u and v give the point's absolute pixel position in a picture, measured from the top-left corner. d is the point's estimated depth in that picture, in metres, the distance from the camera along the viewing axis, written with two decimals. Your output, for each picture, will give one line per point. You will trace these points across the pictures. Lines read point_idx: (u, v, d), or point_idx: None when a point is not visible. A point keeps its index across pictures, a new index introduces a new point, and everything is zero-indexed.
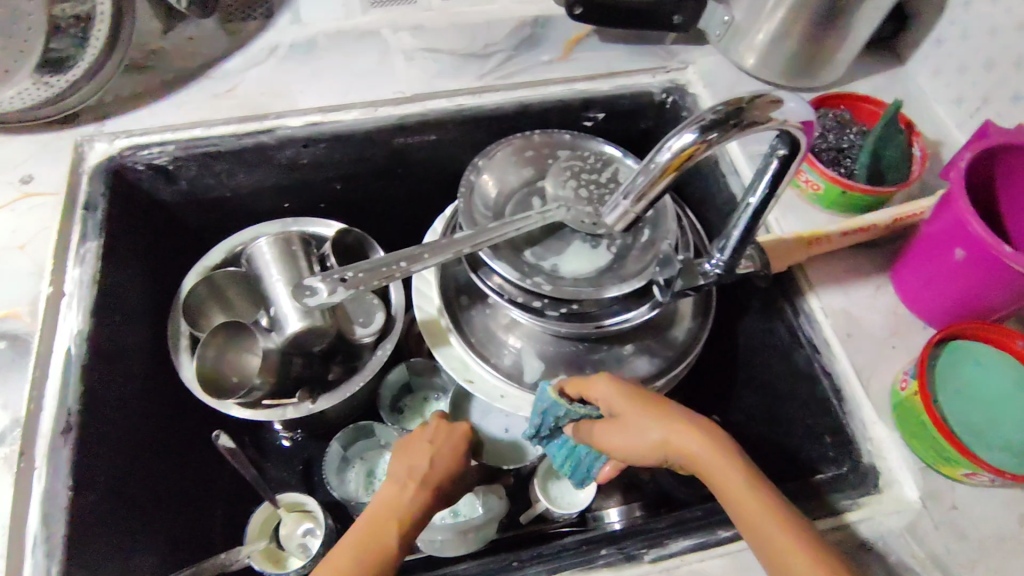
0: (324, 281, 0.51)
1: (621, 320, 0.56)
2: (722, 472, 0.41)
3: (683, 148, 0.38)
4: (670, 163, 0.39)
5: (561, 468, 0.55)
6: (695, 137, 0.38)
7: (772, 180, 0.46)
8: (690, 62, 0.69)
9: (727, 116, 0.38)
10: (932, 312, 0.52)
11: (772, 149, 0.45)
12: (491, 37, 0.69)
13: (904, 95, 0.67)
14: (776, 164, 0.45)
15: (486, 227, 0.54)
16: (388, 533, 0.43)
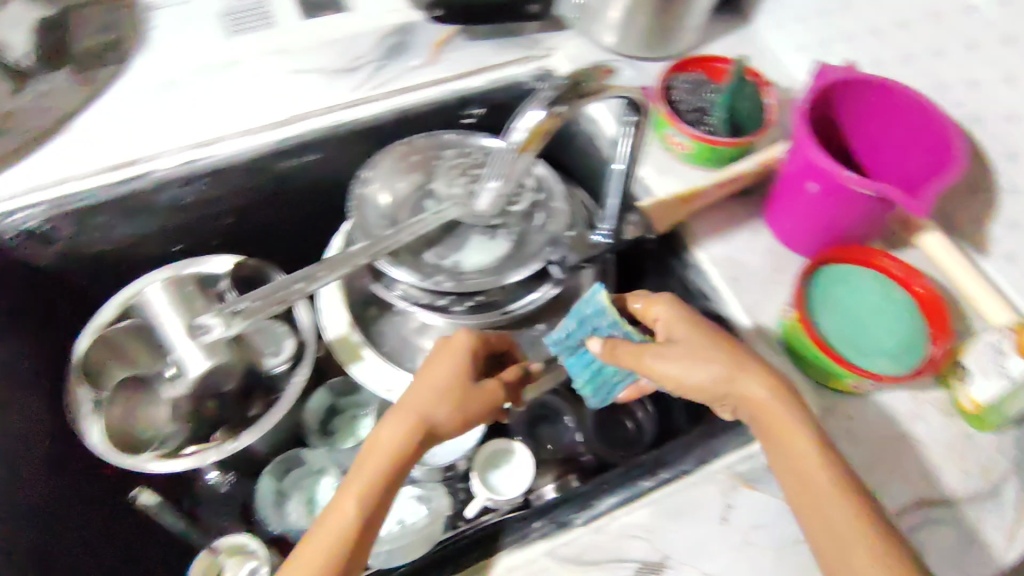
0: (220, 316, 0.51)
1: (526, 303, 0.58)
2: (790, 428, 0.44)
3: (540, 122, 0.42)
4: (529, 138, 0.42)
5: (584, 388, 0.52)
6: (548, 109, 0.42)
7: (634, 145, 0.52)
8: (555, 47, 0.72)
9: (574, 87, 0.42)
10: (803, 244, 0.56)
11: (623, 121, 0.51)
12: (358, 49, 0.69)
13: (754, 50, 0.72)
14: (632, 131, 0.51)
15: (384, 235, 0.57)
16: (359, 501, 0.44)
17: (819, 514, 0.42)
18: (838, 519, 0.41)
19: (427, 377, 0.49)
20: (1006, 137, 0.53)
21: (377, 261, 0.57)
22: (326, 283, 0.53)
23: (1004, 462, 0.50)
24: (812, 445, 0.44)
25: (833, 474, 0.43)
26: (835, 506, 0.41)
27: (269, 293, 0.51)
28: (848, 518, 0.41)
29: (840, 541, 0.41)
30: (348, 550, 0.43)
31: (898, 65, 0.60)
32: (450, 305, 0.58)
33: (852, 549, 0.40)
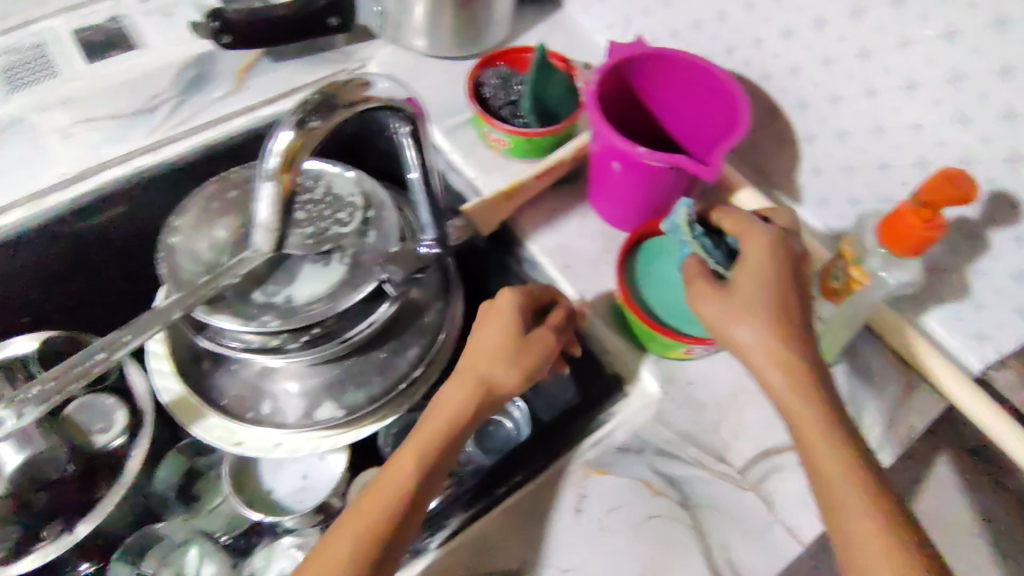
0: (7, 408, 0.47)
1: (366, 325, 0.57)
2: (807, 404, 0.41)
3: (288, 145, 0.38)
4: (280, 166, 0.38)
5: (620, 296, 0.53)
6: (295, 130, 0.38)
7: (417, 150, 0.52)
8: (368, 58, 0.69)
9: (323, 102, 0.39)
10: (629, 222, 0.57)
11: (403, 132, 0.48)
12: (154, 88, 0.65)
13: (567, 34, 0.72)
14: (408, 141, 0.51)
15: (197, 286, 0.53)
16: (411, 475, 0.43)
17: (835, 509, 0.39)
18: (843, 490, 0.38)
19: (494, 337, 0.48)
20: (792, 89, 0.55)
21: (196, 312, 0.54)
22: (129, 349, 0.52)
23: (839, 399, 0.52)
24: (818, 409, 0.40)
25: (837, 441, 0.40)
26: (836, 480, 0.39)
27: (64, 371, 0.49)
28: (847, 485, 0.38)
29: (838, 515, 0.38)
30: (389, 531, 0.41)
31: (692, 32, 0.61)
32: (284, 343, 0.54)
33: (851, 518, 0.38)
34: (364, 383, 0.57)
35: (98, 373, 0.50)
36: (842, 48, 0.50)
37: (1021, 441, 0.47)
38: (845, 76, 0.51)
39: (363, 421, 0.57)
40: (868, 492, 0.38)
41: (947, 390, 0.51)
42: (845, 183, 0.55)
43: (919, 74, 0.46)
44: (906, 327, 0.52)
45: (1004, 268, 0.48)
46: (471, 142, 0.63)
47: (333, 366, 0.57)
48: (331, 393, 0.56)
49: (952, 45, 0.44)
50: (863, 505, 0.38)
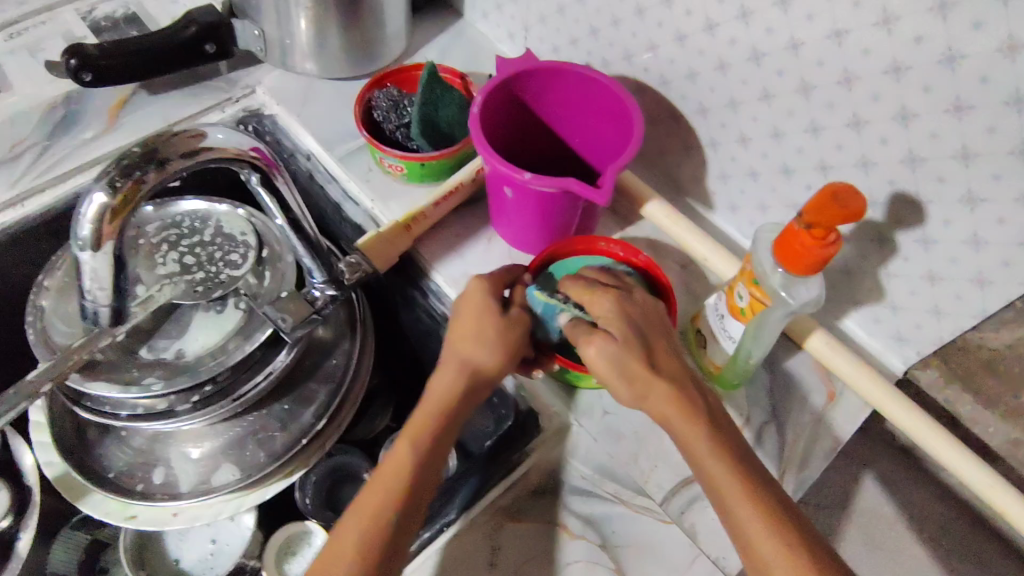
0: None
1: (264, 378, 0.52)
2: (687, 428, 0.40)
3: (103, 206, 0.35)
4: (99, 228, 0.36)
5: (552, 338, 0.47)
6: (107, 191, 0.35)
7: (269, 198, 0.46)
8: (255, 84, 0.65)
9: (144, 157, 0.36)
10: (535, 246, 0.54)
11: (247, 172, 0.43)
12: (17, 133, 0.59)
13: (467, 45, 0.68)
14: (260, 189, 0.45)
15: (67, 350, 0.48)
16: (402, 461, 0.41)
17: (737, 527, 0.37)
18: (738, 507, 0.37)
19: (464, 325, 0.45)
20: (692, 95, 0.53)
21: (68, 379, 0.49)
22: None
23: (761, 415, 0.50)
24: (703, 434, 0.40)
25: (721, 455, 0.39)
26: (729, 496, 0.38)
27: None
28: (739, 497, 0.38)
29: (745, 530, 0.37)
30: (387, 525, 0.39)
31: (589, 39, 0.58)
32: (172, 406, 0.49)
33: (742, 529, 0.37)
34: (266, 439, 0.53)
35: None
36: (735, 51, 0.48)
37: (946, 446, 0.46)
38: (741, 80, 0.49)
39: (267, 480, 0.53)
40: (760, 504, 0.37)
41: (869, 398, 0.49)
42: (753, 188, 0.53)
43: (812, 75, 0.45)
44: (822, 336, 0.50)
45: (914, 269, 0.47)
46: (369, 168, 0.60)
47: (232, 426, 0.53)
48: (231, 455, 0.52)
49: (840, 44, 0.42)
50: (753, 515, 0.37)
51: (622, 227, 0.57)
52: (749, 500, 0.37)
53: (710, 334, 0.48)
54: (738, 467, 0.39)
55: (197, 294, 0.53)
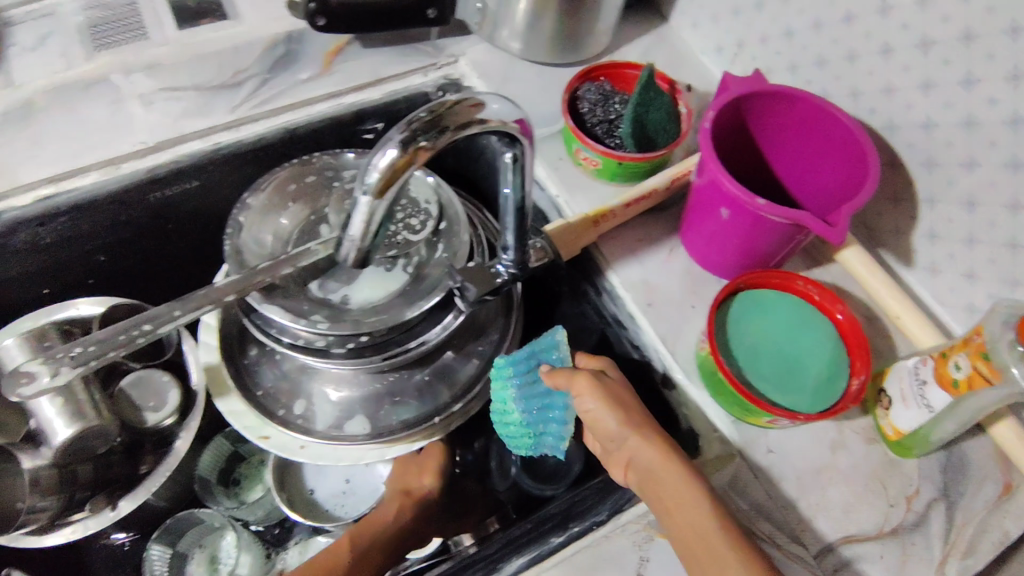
0: (46, 363, 0.46)
1: (416, 346, 0.54)
2: (677, 474, 0.42)
3: (387, 171, 0.34)
4: (383, 183, 0.35)
5: (528, 373, 0.51)
6: (398, 151, 0.34)
7: (515, 175, 0.43)
8: (460, 54, 0.67)
9: (432, 123, 0.34)
10: (722, 268, 0.53)
11: (500, 157, 0.42)
12: (240, 63, 0.63)
13: (671, 52, 0.68)
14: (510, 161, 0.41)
15: (254, 269, 0.52)
16: (382, 512, 0.57)
17: (702, 548, 0.39)
18: (703, 528, 0.39)
19: (413, 469, 0.60)
20: (921, 146, 0.50)
21: (249, 296, 0.52)
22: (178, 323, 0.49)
23: (928, 489, 0.47)
24: (673, 461, 0.42)
25: (694, 480, 0.41)
26: (706, 529, 0.39)
27: (111, 333, 0.47)
28: (703, 520, 0.40)
29: (714, 552, 0.38)
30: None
31: (813, 68, 0.56)
32: (328, 345, 0.52)
33: (712, 546, 0.39)
34: (408, 397, 0.55)
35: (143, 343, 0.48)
36: (992, 111, 0.45)
37: None
38: (988, 142, 0.46)
39: (393, 442, 0.54)
40: (727, 526, 0.39)
41: None
42: (965, 254, 0.50)
43: None
44: (1011, 424, 0.47)
45: None
46: (560, 156, 0.60)
47: (374, 379, 0.55)
48: (366, 407, 0.54)
49: None
50: (723, 534, 0.39)
51: (809, 266, 0.55)
52: (719, 516, 0.40)
53: (898, 397, 0.46)
54: (708, 490, 0.41)
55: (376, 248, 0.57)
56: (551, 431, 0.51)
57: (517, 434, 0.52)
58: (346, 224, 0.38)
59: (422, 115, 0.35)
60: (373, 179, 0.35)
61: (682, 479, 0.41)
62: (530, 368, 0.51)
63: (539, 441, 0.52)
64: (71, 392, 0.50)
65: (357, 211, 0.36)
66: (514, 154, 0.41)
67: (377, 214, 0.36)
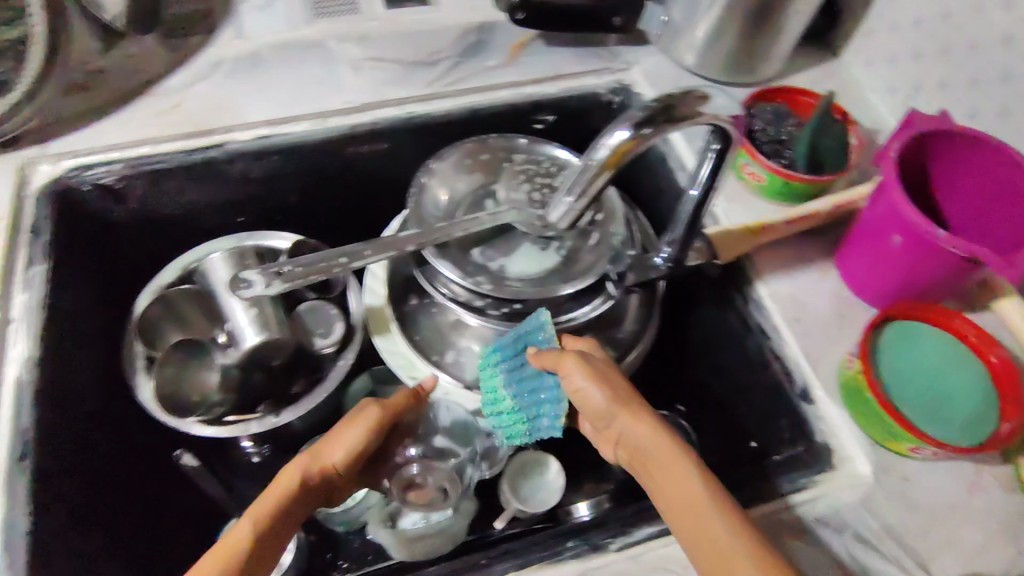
0: (260, 274, 0.54)
1: (565, 322, 0.57)
2: (661, 444, 0.46)
3: (616, 151, 0.38)
4: (610, 160, 0.39)
5: (514, 356, 0.55)
6: (628, 134, 0.38)
7: (712, 172, 0.49)
8: (634, 62, 0.70)
9: (661, 112, 0.38)
10: (876, 297, 0.55)
11: (704, 149, 0.49)
12: (438, 44, 0.68)
13: (840, 86, 0.69)
14: (713, 158, 0.48)
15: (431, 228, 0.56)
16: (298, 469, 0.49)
17: (691, 516, 0.41)
18: (694, 500, 0.42)
19: (330, 442, 0.53)
20: None
21: (425, 249, 0.57)
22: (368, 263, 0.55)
23: None
24: (652, 429, 0.47)
25: (678, 451, 0.45)
26: (692, 495, 0.42)
27: (313, 262, 0.53)
28: (691, 488, 0.42)
29: (702, 517, 0.41)
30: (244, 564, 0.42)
31: (996, 118, 0.57)
32: (486, 308, 0.57)
33: (704, 513, 0.41)
34: None
35: (337, 275, 0.54)
36: None
37: None
38: None
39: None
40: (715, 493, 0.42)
41: None
42: None
43: None
44: None
45: None
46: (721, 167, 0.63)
47: None
48: None
49: None
50: (712, 501, 0.41)
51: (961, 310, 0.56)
52: (708, 482, 0.42)
53: None
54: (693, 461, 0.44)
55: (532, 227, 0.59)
56: (545, 412, 0.55)
57: (510, 422, 0.55)
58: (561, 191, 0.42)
59: (653, 104, 0.39)
60: (602, 155, 0.39)
61: (677, 455, 0.45)
62: (516, 351, 0.55)
63: (533, 424, 0.55)
64: (261, 305, 0.57)
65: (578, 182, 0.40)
66: (717, 149, 0.48)
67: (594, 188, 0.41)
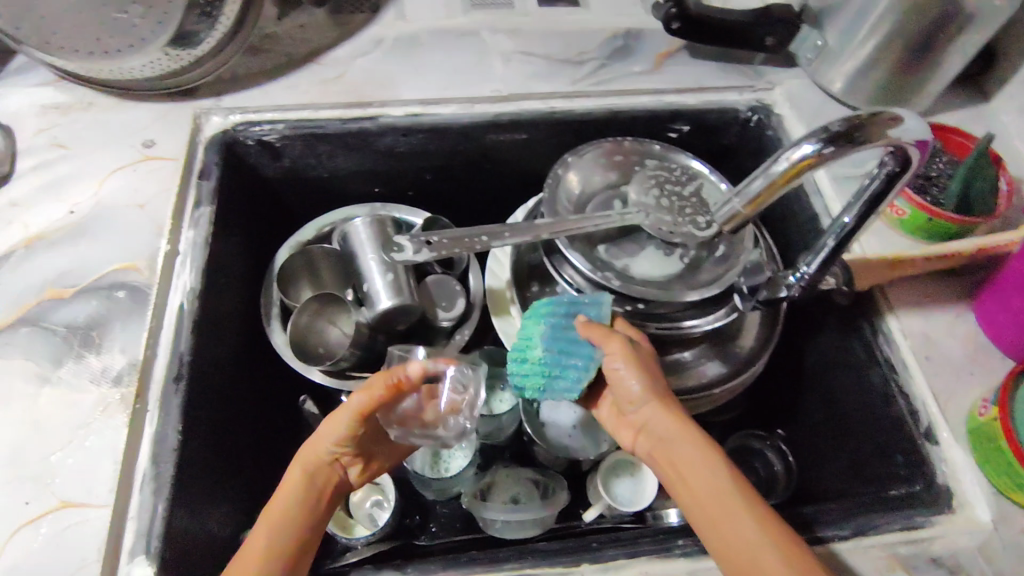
0: (410, 241, 0.57)
1: (687, 327, 0.56)
2: (689, 437, 0.47)
3: (796, 163, 0.43)
4: (788, 170, 0.43)
5: (562, 313, 0.54)
6: (811, 149, 0.42)
7: (874, 197, 0.48)
8: (777, 83, 0.71)
9: (848, 133, 0.42)
10: (1016, 346, 0.53)
11: (878, 166, 0.47)
12: (585, 45, 0.71)
13: (991, 130, 0.68)
14: (881, 181, 0.47)
15: (565, 218, 0.56)
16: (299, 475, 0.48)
17: (718, 509, 0.43)
18: (723, 493, 0.43)
19: (321, 432, 0.49)
20: None
21: (556, 239, 0.58)
22: (505, 244, 0.56)
23: None
24: (682, 422, 0.48)
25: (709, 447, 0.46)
26: (722, 489, 0.44)
27: (458, 237, 0.56)
28: (721, 484, 0.44)
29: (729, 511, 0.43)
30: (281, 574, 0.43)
31: None
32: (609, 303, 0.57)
33: (733, 508, 0.43)
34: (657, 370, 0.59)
35: (478, 251, 0.56)
36: None
37: None
38: None
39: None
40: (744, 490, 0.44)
41: None
42: None
43: None
44: None
45: None
46: None
47: None
48: None
49: None
50: (739, 497, 0.43)
51: None
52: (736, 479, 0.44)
53: None
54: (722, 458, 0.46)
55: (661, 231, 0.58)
56: (568, 375, 0.53)
57: (533, 371, 0.54)
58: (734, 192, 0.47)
59: (839, 125, 0.42)
60: (782, 165, 0.43)
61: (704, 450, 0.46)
62: (565, 311, 0.54)
63: (552, 382, 0.54)
64: (396, 269, 0.60)
65: (754, 186, 0.45)
66: (887, 172, 0.46)
67: (768, 195, 0.45)
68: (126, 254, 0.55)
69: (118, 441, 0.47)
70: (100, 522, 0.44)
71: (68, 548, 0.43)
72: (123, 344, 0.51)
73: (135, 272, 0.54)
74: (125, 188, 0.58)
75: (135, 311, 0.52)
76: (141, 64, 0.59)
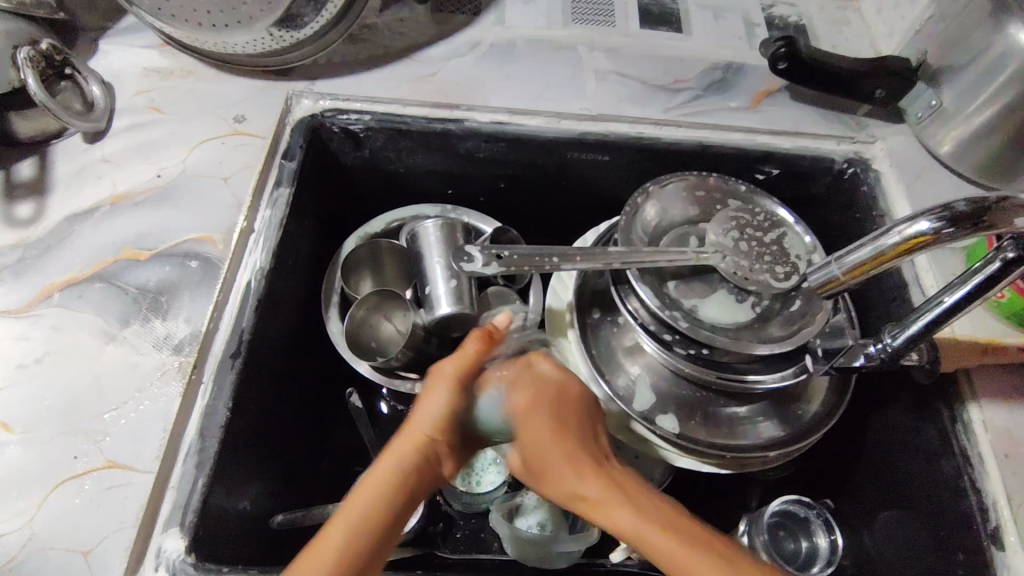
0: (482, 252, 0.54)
1: (750, 382, 0.53)
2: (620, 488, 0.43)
3: (908, 237, 0.44)
4: (898, 243, 0.44)
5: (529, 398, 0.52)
6: (929, 226, 0.43)
7: (982, 283, 0.45)
8: (879, 137, 0.67)
9: (972, 215, 0.43)
10: None
11: (994, 251, 0.45)
12: (683, 74, 0.70)
13: None
14: (995, 266, 0.44)
15: (639, 250, 0.54)
16: (395, 470, 0.43)
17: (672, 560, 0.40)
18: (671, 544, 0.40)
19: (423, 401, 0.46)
20: None
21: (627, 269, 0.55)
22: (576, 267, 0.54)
23: None
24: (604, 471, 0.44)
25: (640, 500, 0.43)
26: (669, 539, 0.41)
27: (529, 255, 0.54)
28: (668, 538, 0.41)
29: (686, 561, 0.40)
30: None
31: None
32: (672, 343, 0.53)
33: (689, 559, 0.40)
34: (711, 417, 0.57)
35: (546, 271, 0.54)
36: None
37: None
38: None
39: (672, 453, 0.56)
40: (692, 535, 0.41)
41: None
42: None
43: None
44: None
45: None
46: (953, 270, 0.59)
47: (693, 387, 0.57)
48: (680, 411, 0.56)
49: None
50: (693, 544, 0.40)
51: None
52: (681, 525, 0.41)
53: None
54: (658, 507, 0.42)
55: (735, 276, 0.54)
56: None
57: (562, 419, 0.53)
58: (840, 256, 0.49)
59: (960, 208, 0.43)
60: (891, 238, 0.45)
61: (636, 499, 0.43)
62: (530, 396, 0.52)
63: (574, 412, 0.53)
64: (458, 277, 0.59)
65: (862, 250, 0.47)
66: (1001, 258, 0.44)
67: (873, 264, 0.46)
68: (204, 225, 0.56)
69: (171, 408, 0.48)
70: (143, 487, 0.45)
71: (108, 509, 0.44)
72: (189, 314, 0.52)
73: (211, 244, 0.55)
74: (212, 158, 0.60)
75: (205, 283, 0.53)
76: (243, 41, 0.61)
